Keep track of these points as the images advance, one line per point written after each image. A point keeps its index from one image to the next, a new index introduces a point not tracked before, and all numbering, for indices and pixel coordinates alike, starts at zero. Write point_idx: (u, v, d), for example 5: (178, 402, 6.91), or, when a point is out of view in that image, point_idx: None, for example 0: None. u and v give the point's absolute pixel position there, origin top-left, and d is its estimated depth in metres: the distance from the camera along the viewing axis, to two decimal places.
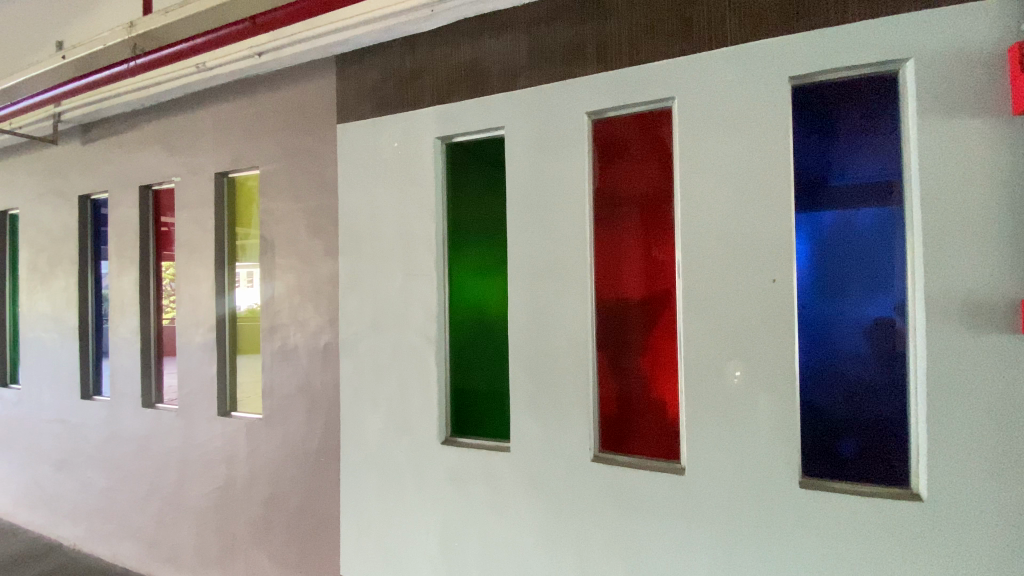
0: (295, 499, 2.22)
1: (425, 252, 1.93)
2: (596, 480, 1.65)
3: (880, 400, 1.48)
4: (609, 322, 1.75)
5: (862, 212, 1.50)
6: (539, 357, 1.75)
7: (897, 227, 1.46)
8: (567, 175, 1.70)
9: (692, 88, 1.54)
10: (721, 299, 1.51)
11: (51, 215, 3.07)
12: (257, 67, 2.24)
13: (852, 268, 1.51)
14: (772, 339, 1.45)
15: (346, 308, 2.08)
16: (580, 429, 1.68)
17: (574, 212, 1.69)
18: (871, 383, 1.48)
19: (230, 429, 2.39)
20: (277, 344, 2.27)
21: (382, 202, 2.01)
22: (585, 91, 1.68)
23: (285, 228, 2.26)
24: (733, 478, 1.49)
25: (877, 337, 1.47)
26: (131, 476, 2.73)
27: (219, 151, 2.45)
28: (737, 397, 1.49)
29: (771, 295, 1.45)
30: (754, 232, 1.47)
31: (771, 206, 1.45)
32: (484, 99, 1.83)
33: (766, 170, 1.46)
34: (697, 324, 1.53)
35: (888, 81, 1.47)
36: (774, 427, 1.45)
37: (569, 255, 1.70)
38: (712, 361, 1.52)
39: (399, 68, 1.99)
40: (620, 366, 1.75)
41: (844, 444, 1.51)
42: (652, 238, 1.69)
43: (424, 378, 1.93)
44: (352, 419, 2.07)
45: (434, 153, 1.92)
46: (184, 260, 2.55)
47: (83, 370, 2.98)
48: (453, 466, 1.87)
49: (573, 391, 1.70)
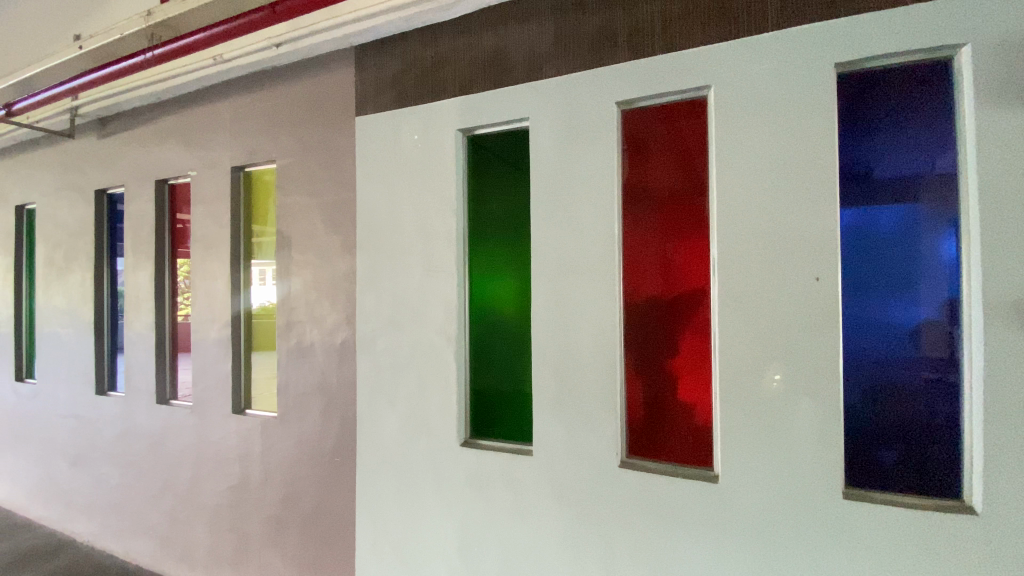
0: (309, 500, 2.18)
1: (445, 247, 1.86)
2: (623, 486, 1.58)
3: (924, 406, 1.40)
4: (638, 322, 1.67)
5: (906, 207, 1.41)
6: (563, 358, 1.68)
7: (943, 223, 1.38)
8: (597, 168, 1.63)
9: (729, 76, 1.47)
10: (759, 297, 1.43)
11: (68, 210, 3.06)
12: (275, 59, 2.20)
13: (894, 266, 1.42)
14: (814, 340, 1.37)
15: (364, 305, 2.03)
16: (607, 433, 1.61)
17: (603, 207, 1.62)
18: (912, 388, 1.40)
19: (245, 427, 2.35)
20: (293, 341, 2.22)
21: (401, 195, 1.96)
22: (616, 80, 1.60)
23: (302, 223, 2.22)
24: (770, 487, 1.42)
25: (919, 339, 1.39)
26: (144, 473, 2.71)
27: (236, 144, 2.42)
28: (776, 402, 1.41)
29: (815, 295, 1.37)
30: (795, 227, 1.39)
31: (815, 199, 1.37)
32: (509, 90, 1.77)
33: (809, 161, 1.38)
34: (734, 323, 1.46)
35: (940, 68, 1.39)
36: (816, 432, 1.38)
37: (598, 252, 1.62)
38: (751, 364, 1.44)
39: (420, 59, 1.93)
40: (649, 368, 1.67)
41: (885, 453, 1.43)
42: (683, 234, 1.61)
43: (443, 378, 1.86)
44: (369, 419, 2.02)
45: (455, 146, 1.86)
46: (200, 255, 2.52)
47: (98, 365, 2.96)
48: (473, 469, 1.81)
49: (600, 394, 1.63)
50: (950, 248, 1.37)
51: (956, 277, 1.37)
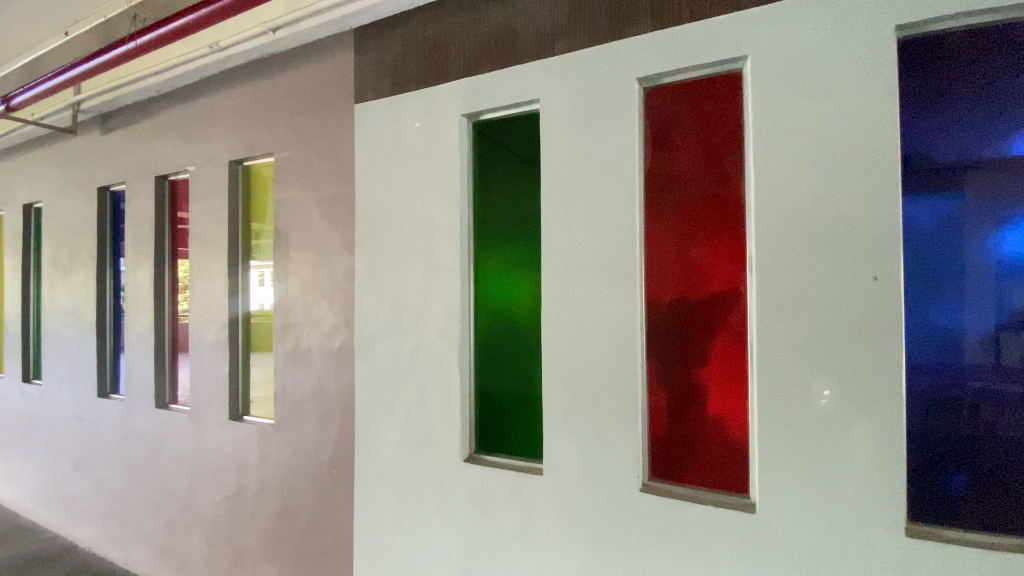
0: (306, 515, 2.04)
1: (448, 244, 1.70)
2: (645, 513, 1.39)
3: (982, 425, 1.19)
4: (663, 327, 1.49)
5: (962, 195, 1.21)
6: (576, 368, 1.50)
7: (995, 213, 1.18)
8: (615, 153, 1.44)
9: (769, 44, 1.27)
10: (804, 298, 1.23)
11: (72, 208, 3.00)
12: (272, 45, 2.07)
13: (952, 264, 1.22)
14: (869, 350, 1.18)
15: (362, 307, 1.89)
16: (626, 453, 1.42)
17: (622, 197, 1.43)
18: (965, 404, 1.20)
19: (241, 434, 2.23)
20: (290, 344, 2.09)
21: (401, 188, 1.80)
22: (637, 54, 1.42)
23: (300, 219, 2.09)
24: (817, 519, 1.22)
25: (982, 347, 1.19)
26: (143, 479, 2.62)
27: (234, 137, 2.30)
28: (825, 422, 1.21)
29: (871, 297, 1.17)
30: (846, 217, 1.20)
31: (871, 185, 1.18)
32: (517, 69, 1.60)
33: (862, 142, 1.19)
34: (774, 328, 1.26)
35: (1011, 37, 1.20)
36: (873, 457, 1.18)
37: (616, 248, 1.44)
38: (794, 378, 1.24)
39: (422, 40, 1.78)
40: (676, 379, 1.48)
41: (950, 479, 1.22)
42: (708, 229, 1.44)
43: (445, 387, 1.70)
44: (368, 430, 1.87)
45: (460, 132, 1.70)
46: (198, 254, 2.41)
47: (100, 367, 2.89)
48: (477, 487, 1.64)
49: (618, 408, 1.44)
50: (1003, 242, 1.18)
51: (1009, 276, 1.17)
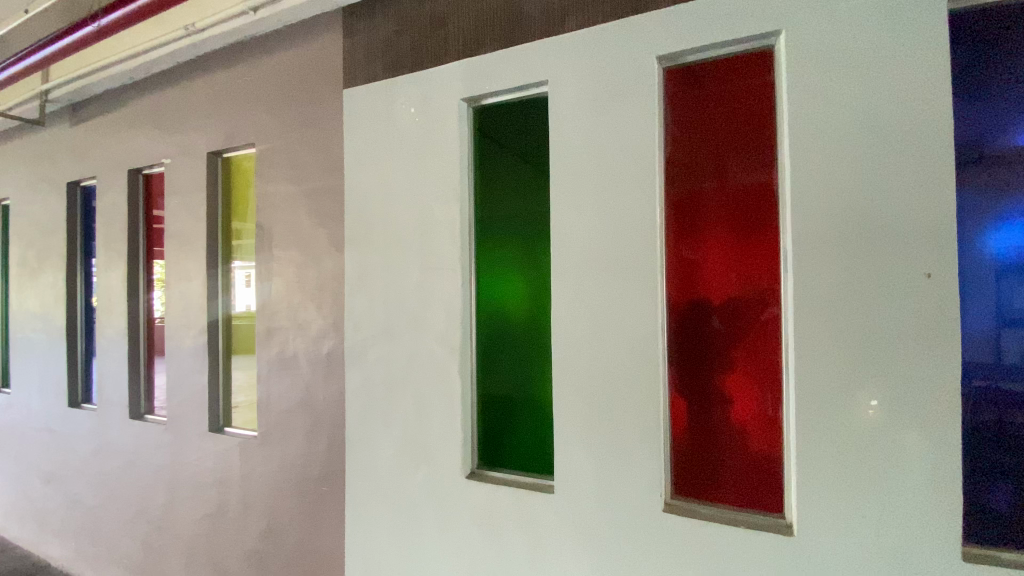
0: (293, 534, 1.89)
1: (447, 241, 1.56)
2: (668, 537, 1.26)
3: None
4: (686, 331, 1.36)
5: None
6: (591, 376, 1.36)
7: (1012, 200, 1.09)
8: (634, 139, 1.30)
9: (807, 16, 1.14)
10: (848, 298, 1.11)
11: (40, 206, 2.81)
12: (255, 26, 1.92)
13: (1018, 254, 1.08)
14: (923, 356, 1.06)
15: (352, 309, 1.74)
16: (647, 470, 1.29)
17: (640, 186, 1.30)
18: (1014, 409, 1.08)
19: (222, 447, 2.07)
20: (275, 350, 1.94)
21: (395, 179, 1.65)
22: (657, 29, 1.28)
23: (284, 214, 1.93)
24: (863, 544, 1.10)
25: None
26: (117, 494, 2.44)
27: (212, 126, 2.13)
28: (871, 436, 1.09)
29: (925, 296, 1.05)
30: (895, 208, 1.08)
31: (924, 171, 1.06)
32: (523, 48, 1.46)
33: (912, 125, 1.07)
34: (815, 331, 1.14)
35: None
36: (928, 475, 1.06)
37: (634, 244, 1.30)
38: (836, 387, 1.12)
39: (417, 18, 1.64)
40: (700, 388, 1.35)
41: (997, 495, 1.09)
42: (734, 223, 1.31)
43: (445, 397, 1.56)
44: (361, 444, 1.72)
45: (460, 118, 1.56)
46: (175, 254, 2.24)
47: (71, 376, 2.70)
48: (480, 507, 1.50)
49: (638, 421, 1.30)
50: None
51: None
